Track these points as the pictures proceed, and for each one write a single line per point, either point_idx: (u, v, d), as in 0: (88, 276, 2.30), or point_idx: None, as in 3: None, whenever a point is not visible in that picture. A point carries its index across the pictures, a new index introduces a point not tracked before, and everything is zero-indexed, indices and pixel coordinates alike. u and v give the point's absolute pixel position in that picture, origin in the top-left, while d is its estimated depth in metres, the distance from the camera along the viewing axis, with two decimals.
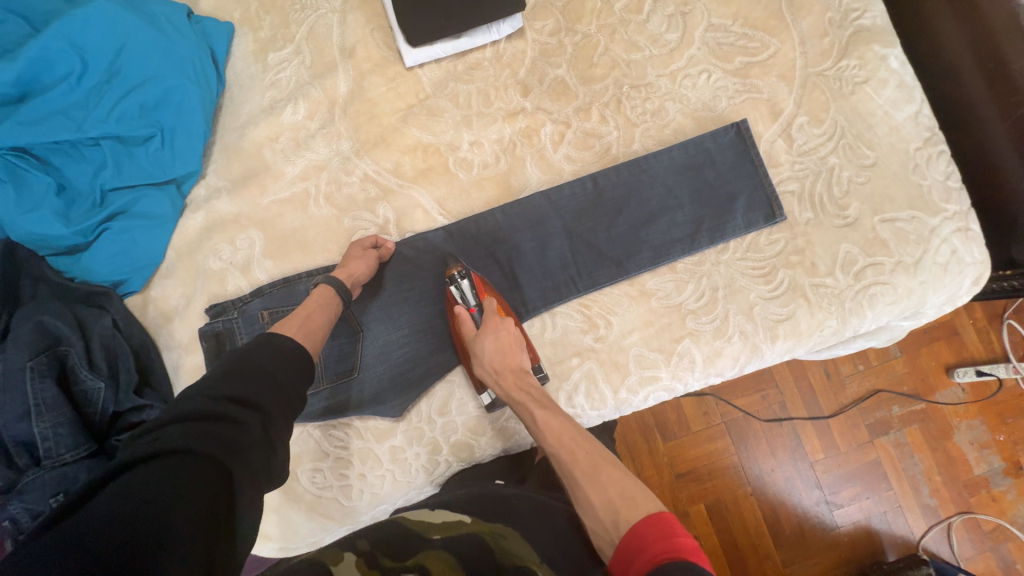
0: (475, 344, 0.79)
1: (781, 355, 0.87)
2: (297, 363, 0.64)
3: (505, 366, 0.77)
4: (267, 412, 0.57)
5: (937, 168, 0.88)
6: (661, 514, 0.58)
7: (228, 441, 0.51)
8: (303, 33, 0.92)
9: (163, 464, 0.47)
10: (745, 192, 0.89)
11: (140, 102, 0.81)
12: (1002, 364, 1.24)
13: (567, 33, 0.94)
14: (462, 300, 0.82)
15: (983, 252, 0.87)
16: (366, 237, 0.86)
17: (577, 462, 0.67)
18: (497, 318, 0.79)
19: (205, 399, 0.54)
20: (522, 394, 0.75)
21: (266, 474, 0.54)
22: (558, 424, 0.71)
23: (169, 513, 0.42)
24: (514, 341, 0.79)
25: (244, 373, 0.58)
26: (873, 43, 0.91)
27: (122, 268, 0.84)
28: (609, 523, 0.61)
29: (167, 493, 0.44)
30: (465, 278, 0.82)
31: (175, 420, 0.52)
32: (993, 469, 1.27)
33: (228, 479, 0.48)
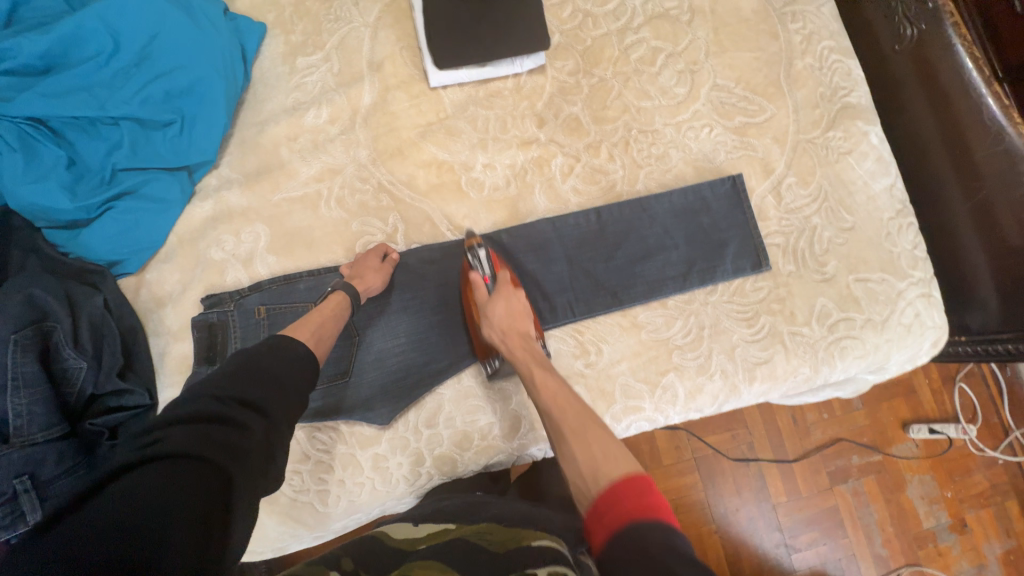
0: (488, 307, 0.83)
1: (757, 397, 0.92)
2: (304, 366, 0.67)
3: (512, 327, 0.81)
4: (270, 415, 0.60)
5: (906, 238, 0.96)
6: (632, 475, 0.60)
7: (229, 443, 0.54)
8: (334, 42, 0.96)
9: (164, 463, 0.50)
10: (735, 240, 0.95)
11: (165, 88, 0.82)
12: (953, 425, 1.34)
13: (584, 75, 1.00)
14: (478, 268, 0.86)
15: (941, 318, 0.95)
16: (377, 245, 0.88)
17: (568, 432, 0.69)
18: (510, 288, 0.84)
19: (211, 401, 0.58)
20: (525, 354, 0.79)
21: (265, 477, 0.57)
22: (554, 384, 0.75)
23: (168, 512, 0.46)
24: (522, 311, 0.84)
25: (250, 377, 0.62)
26: (857, 120, 1.00)
27: (121, 248, 0.83)
28: (588, 473, 0.64)
29: (167, 493, 0.47)
30: (482, 249, 0.86)
31: (180, 421, 0.55)
32: (940, 524, 1.34)
33: (226, 480, 0.51)
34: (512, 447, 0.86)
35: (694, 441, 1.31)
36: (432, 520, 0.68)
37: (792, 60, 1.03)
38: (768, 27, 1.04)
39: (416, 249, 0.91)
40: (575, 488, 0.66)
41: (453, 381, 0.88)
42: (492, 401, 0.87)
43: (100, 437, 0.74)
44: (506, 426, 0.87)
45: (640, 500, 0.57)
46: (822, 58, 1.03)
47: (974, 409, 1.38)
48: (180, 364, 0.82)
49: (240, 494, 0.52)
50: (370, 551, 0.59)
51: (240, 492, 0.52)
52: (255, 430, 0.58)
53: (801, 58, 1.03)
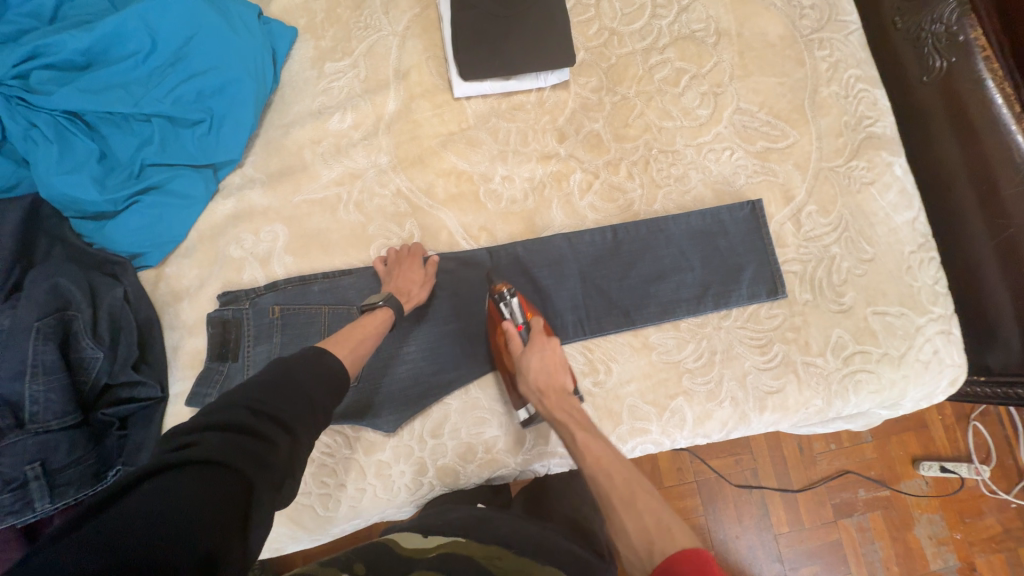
0: (522, 361, 0.81)
1: (766, 426, 0.91)
2: (334, 383, 0.68)
3: (550, 385, 0.80)
4: (296, 432, 0.61)
5: (927, 273, 0.95)
6: (692, 551, 0.60)
7: (256, 456, 0.55)
8: (363, 50, 0.97)
9: (197, 470, 0.51)
10: (752, 265, 0.94)
11: (197, 88, 0.84)
12: (965, 464, 1.30)
13: (607, 93, 1.01)
14: (510, 317, 0.85)
15: (961, 356, 0.93)
16: (402, 248, 0.88)
17: (618, 504, 0.68)
18: (544, 337, 0.83)
19: (244, 411, 0.59)
20: (565, 416, 0.78)
21: (282, 493, 0.58)
22: (597, 449, 0.73)
23: (195, 521, 0.47)
24: (560, 364, 0.82)
25: (284, 391, 0.63)
26: (881, 150, 0.99)
27: (143, 241, 0.84)
28: (643, 551, 0.63)
29: (196, 501, 0.48)
30: (513, 297, 0.85)
31: (213, 427, 0.56)
32: (948, 566, 1.30)
33: (250, 493, 0.52)
34: (516, 462, 0.86)
35: (697, 463, 1.29)
36: (437, 532, 0.69)
37: (817, 87, 1.02)
38: (794, 53, 1.03)
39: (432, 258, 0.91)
40: (624, 553, 0.65)
41: (460, 392, 0.87)
42: (497, 415, 0.87)
43: (111, 425, 0.76)
44: (511, 440, 0.86)
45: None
46: (849, 87, 1.02)
47: (988, 450, 1.34)
48: (193, 359, 0.83)
49: (259, 509, 0.53)
50: (378, 559, 0.62)
51: (260, 506, 0.53)
52: (281, 446, 0.59)
53: (827, 85, 1.02)
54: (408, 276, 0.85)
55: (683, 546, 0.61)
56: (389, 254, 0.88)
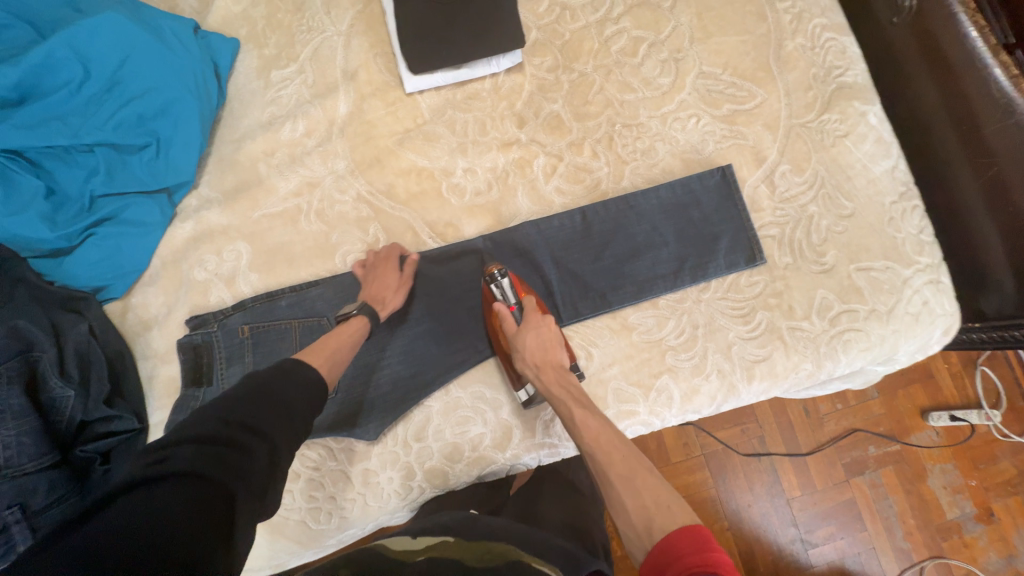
0: (518, 339, 0.81)
1: (757, 395, 0.89)
2: (312, 390, 0.67)
3: (546, 360, 0.79)
4: (275, 441, 0.60)
5: (911, 222, 0.91)
6: (693, 527, 0.60)
7: (235, 468, 0.54)
8: (308, 54, 0.95)
9: (176, 483, 0.50)
10: (727, 234, 0.91)
11: (138, 112, 0.82)
12: (975, 411, 1.28)
13: (564, 71, 0.97)
14: (502, 298, 0.85)
15: (953, 304, 0.90)
16: (394, 246, 0.87)
17: (616, 477, 0.69)
18: (538, 315, 0.83)
19: (220, 422, 0.58)
20: (561, 390, 0.78)
21: (263, 505, 0.56)
22: (595, 425, 0.73)
23: (174, 537, 0.46)
24: (555, 339, 0.82)
25: (261, 400, 0.62)
26: (854, 100, 0.95)
27: (105, 274, 0.83)
28: (642, 529, 0.63)
29: (175, 516, 0.47)
30: (504, 277, 0.85)
31: (188, 439, 0.55)
32: (965, 514, 1.28)
33: (232, 506, 0.52)
34: (505, 457, 0.85)
35: (702, 437, 1.28)
36: (428, 532, 0.68)
37: (782, 41, 0.98)
38: (754, 8, 0.99)
39: (418, 258, 0.89)
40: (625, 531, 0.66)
41: (440, 393, 0.86)
42: (482, 411, 0.86)
43: (92, 461, 0.75)
44: (497, 436, 0.85)
45: (700, 555, 0.56)
46: (815, 38, 0.98)
47: (998, 394, 1.31)
48: (168, 387, 0.83)
49: (242, 519, 0.52)
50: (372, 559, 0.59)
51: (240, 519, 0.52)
52: (261, 455, 0.58)
53: (792, 38, 0.98)
54: (382, 283, 0.83)
55: (680, 523, 0.61)
56: (371, 257, 0.86)
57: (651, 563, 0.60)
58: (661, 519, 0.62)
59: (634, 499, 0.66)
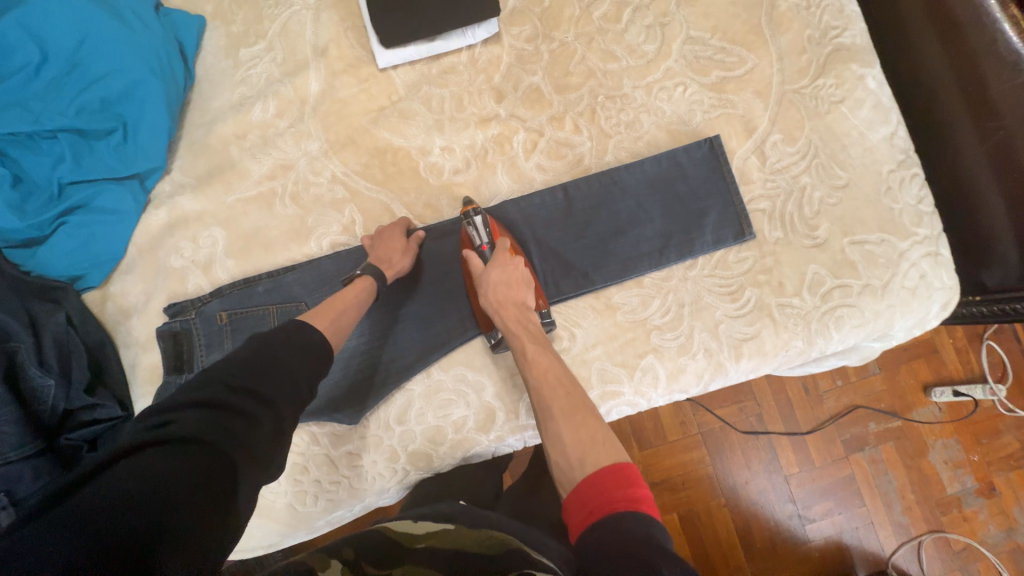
0: (483, 277, 0.80)
1: (746, 374, 0.87)
2: (316, 357, 0.66)
3: (508, 298, 0.79)
4: (280, 410, 0.60)
5: (910, 192, 0.87)
6: (619, 463, 0.63)
7: (238, 435, 0.54)
8: (276, 30, 0.91)
9: (178, 449, 0.50)
10: (715, 209, 0.88)
11: (101, 96, 0.80)
12: (980, 386, 1.25)
13: (544, 40, 0.93)
14: (476, 239, 0.83)
15: (952, 277, 0.86)
16: (401, 219, 0.86)
17: (558, 411, 0.70)
18: (508, 255, 0.81)
19: (224, 388, 0.58)
20: (520, 327, 0.78)
21: (267, 470, 0.57)
22: (545, 361, 0.75)
23: (175, 502, 0.46)
24: (520, 279, 0.81)
25: (265, 367, 0.61)
26: (851, 62, 0.90)
27: (81, 263, 0.82)
28: (574, 459, 0.65)
29: (178, 481, 0.48)
30: (479, 216, 0.83)
31: (193, 405, 0.55)
32: (966, 489, 1.27)
33: (234, 473, 0.52)
34: (489, 439, 0.84)
35: (701, 413, 1.27)
36: (428, 518, 0.65)
37: (775, 1, 0.92)
38: None
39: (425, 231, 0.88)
40: (553, 459, 0.69)
41: (422, 377, 0.86)
42: (464, 394, 0.85)
43: (79, 449, 0.77)
44: (480, 418, 0.84)
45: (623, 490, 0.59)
46: None
47: (1004, 368, 1.28)
48: (150, 375, 0.83)
49: (244, 486, 0.53)
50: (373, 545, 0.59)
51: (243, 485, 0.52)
52: (265, 423, 0.58)
53: None
54: (389, 248, 0.82)
55: (608, 461, 0.63)
56: (377, 230, 0.85)
57: (575, 497, 0.62)
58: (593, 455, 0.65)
59: (571, 433, 0.68)
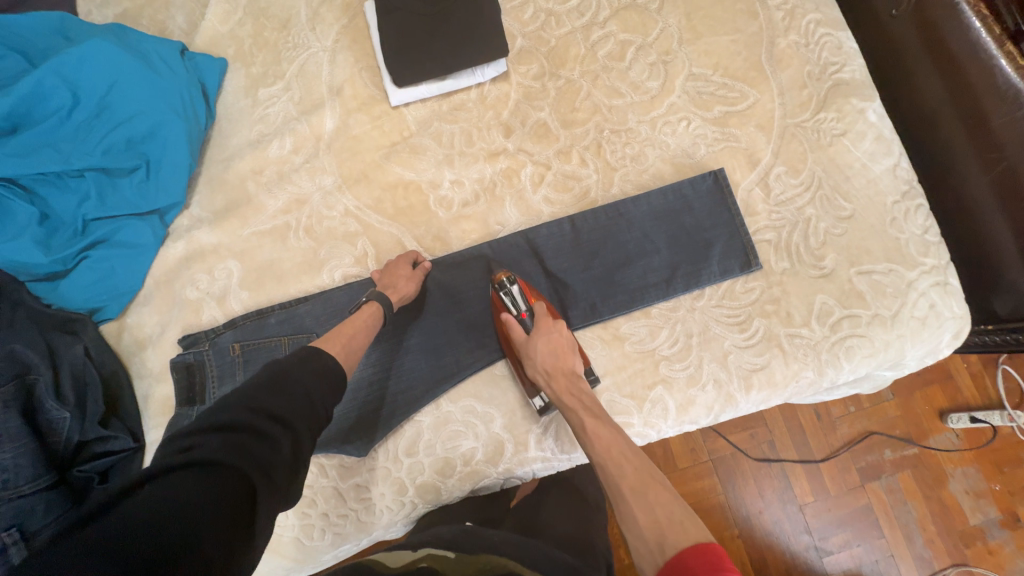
0: (529, 347, 0.79)
1: (756, 405, 0.86)
2: (333, 380, 0.68)
3: (558, 367, 0.77)
4: (298, 432, 0.60)
5: (915, 222, 0.88)
6: (706, 544, 0.58)
7: (258, 458, 0.55)
8: (294, 71, 0.95)
9: (199, 473, 0.51)
10: (721, 240, 0.89)
11: (127, 136, 0.84)
12: (997, 412, 1.22)
13: (550, 78, 0.96)
14: (512, 307, 0.83)
15: (962, 306, 0.86)
16: (408, 253, 0.88)
17: None
18: (549, 321, 0.81)
19: (244, 411, 0.59)
20: (575, 400, 0.76)
21: (285, 493, 0.57)
22: (608, 435, 0.72)
23: (196, 523, 0.47)
24: (566, 346, 0.79)
25: (283, 390, 0.62)
26: (851, 97, 0.92)
27: (99, 294, 0.84)
28: (654, 544, 0.61)
29: (199, 504, 0.48)
30: (513, 284, 0.83)
31: (214, 428, 0.56)
32: (990, 520, 1.23)
33: (253, 495, 0.53)
34: (498, 472, 0.84)
35: (712, 440, 1.25)
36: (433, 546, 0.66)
37: (774, 39, 0.95)
38: (745, 6, 0.97)
39: (430, 264, 0.90)
40: (632, 544, 0.64)
41: (430, 408, 0.86)
42: (473, 425, 0.85)
43: (90, 480, 0.77)
44: (488, 450, 0.84)
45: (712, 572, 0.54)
46: (809, 34, 0.95)
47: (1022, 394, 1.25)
48: (163, 406, 0.84)
49: (263, 508, 0.53)
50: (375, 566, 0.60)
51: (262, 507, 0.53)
52: (284, 446, 0.59)
53: (784, 35, 0.95)
54: (394, 276, 0.84)
55: (693, 541, 0.59)
56: (385, 264, 0.87)
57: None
58: (675, 535, 0.60)
59: (646, 513, 0.64)
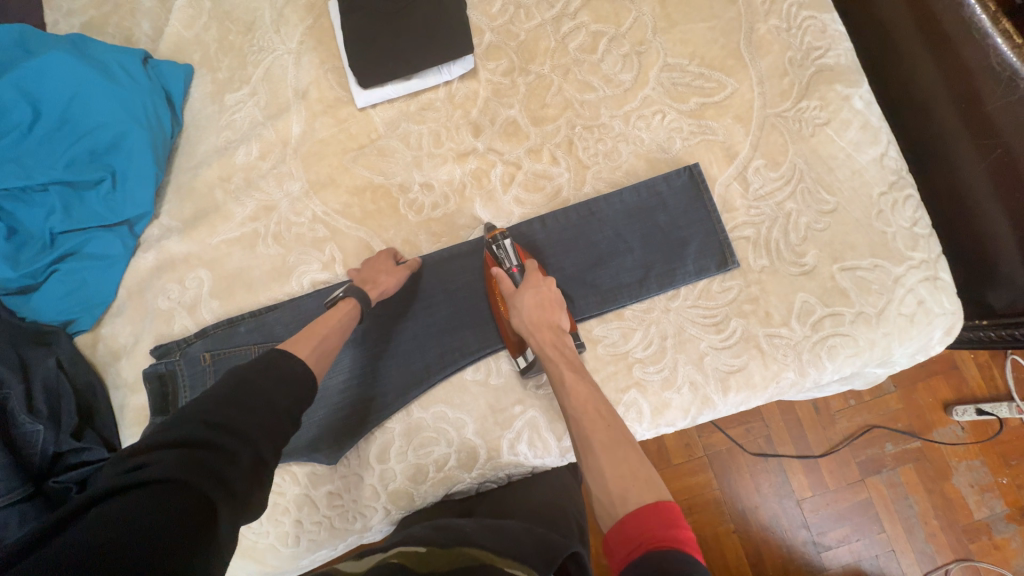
0: (515, 299, 0.79)
1: (735, 407, 0.83)
2: (300, 387, 0.66)
3: (543, 320, 0.77)
4: (259, 443, 0.59)
5: (903, 215, 0.84)
6: (662, 502, 0.57)
7: (217, 472, 0.53)
8: (259, 75, 0.94)
9: (153, 487, 0.49)
10: (697, 238, 0.86)
11: (89, 149, 0.83)
12: (1005, 404, 1.16)
13: (520, 73, 0.93)
14: (503, 261, 0.83)
15: (954, 302, 0.82)
16: (389, 249, 0.87)
17: (596, 445, 0.66)
18: (537, 276, 0.81)
19: (201, 426, 0.57)
20: (556, 352, 0.75)
21: (247, 506, 0.55)
22: (584, 391, 0.71)
23: (145, 542, 0.44)
24: (553, 302, 0.79)
25: (244, 402, 0.60)
26: (835, 83, 0.87)
27: (72, 307, 0.85)
28: (615, 497, 0.60)
29: (149, 522, 0.46)
30: (506, 240, 0.84)
31: (168, 446, 0.54)
32: (995, 514, 1.18)
33: (212, 509, 0.50)
34: (471, 477, 0.83)
35: (707, 435, 1.24)
36: (403, 544, 0.61)
37: (754, 24, 0.91)
38: None
39: (420, 258, 0.89)
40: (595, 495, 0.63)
41: (402, 415, 0.85)
42: (445, 431, 0.84)
43: (69, 490, 0.77)
44: (462, 456, 0.83)
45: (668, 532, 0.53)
46: (790, 17, 0.90)
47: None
48: (138, 416, 0.84)
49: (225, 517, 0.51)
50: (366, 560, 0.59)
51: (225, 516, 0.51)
52: (244, 459, 0.57)
53: (764, 20, 0.91)
54: (377, 271, 0.83)
55: (653, 499, 0.58)
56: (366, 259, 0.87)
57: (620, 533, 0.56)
58: (638, 493, 0.59)
59: (613, 467, 0.63)
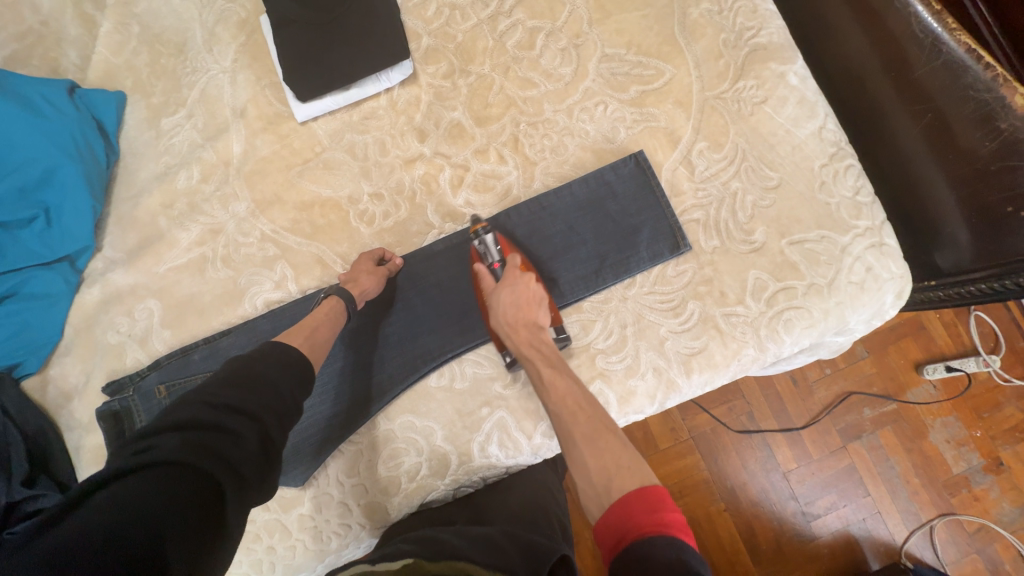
0: (495, 297, 0.79)
1: (701, 387, 0.84)
2: (298, 371, 0.66)
3: (519, 318, 0.77)
4: (265, 424, 0.58)
5: (844, 184, 0.85)
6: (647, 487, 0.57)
7: (224, 455, 0.52)
8: (194, 96, 0.93)
9: (159, 472, 0.48)
10: (649, 224, 0.87)
11: (18, 186, 0.80)
12: (972, 359, 1.22)
13: (460, 75, 0.93)
14: (485, 256, 0.83)
15: (901, 265, 0.83)
16: (374, 250, 0.86)
17: (579, 439, 0.66)
18: (519, 271, 0.80)
19: (205, 408, 0.56)
20: (533, 351, 0.76)
21: (259, 486, 0.55)
22: (563, 385, 0.71)
23: (160, 525, 0.44)
24: (533, 297, 0.79)
25: (246, 384, 0.60)
26: (770, 61, 0.89)
27: (14, 350, 0.82)
28: (601, 488, 0.61)
29: (160, 507, 0.46)
30: (489, 234, 0.83)
31: (172, 428, 0.53)
32: (972, 466, 1.21)
33: (220, 492, 0.50)
34: (445, 484, 0.82)
35: (690, 417, 1.25)
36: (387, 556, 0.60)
37: (686, 9, 0.92)
38: None
39: (400, 260, 0.88)
40: (581, 486, 0.64)
41: (368, 427, 0.84)
42: (415, 440, 0.83)
43: None
44: (433, 464, 0.82)
45: (650, 517, 0.53)
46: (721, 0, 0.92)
47: (995, 338, 1.24)
48: (95, 455, 0.82)
49: (233, 502, 0.51)
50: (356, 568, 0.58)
51: (233, 502, 0.51)
52: (251, 440, 0.56)
53: (696, 5, 0.92)
54: (360, 275, 0.82)
55: (636, 486, 0.57)
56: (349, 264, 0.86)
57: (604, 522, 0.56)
58: (620, 480, 0.59)
59: (590, 456, 0.63)
